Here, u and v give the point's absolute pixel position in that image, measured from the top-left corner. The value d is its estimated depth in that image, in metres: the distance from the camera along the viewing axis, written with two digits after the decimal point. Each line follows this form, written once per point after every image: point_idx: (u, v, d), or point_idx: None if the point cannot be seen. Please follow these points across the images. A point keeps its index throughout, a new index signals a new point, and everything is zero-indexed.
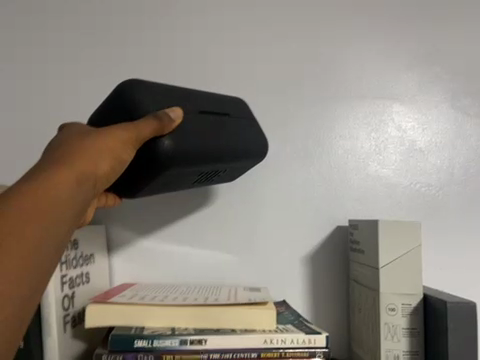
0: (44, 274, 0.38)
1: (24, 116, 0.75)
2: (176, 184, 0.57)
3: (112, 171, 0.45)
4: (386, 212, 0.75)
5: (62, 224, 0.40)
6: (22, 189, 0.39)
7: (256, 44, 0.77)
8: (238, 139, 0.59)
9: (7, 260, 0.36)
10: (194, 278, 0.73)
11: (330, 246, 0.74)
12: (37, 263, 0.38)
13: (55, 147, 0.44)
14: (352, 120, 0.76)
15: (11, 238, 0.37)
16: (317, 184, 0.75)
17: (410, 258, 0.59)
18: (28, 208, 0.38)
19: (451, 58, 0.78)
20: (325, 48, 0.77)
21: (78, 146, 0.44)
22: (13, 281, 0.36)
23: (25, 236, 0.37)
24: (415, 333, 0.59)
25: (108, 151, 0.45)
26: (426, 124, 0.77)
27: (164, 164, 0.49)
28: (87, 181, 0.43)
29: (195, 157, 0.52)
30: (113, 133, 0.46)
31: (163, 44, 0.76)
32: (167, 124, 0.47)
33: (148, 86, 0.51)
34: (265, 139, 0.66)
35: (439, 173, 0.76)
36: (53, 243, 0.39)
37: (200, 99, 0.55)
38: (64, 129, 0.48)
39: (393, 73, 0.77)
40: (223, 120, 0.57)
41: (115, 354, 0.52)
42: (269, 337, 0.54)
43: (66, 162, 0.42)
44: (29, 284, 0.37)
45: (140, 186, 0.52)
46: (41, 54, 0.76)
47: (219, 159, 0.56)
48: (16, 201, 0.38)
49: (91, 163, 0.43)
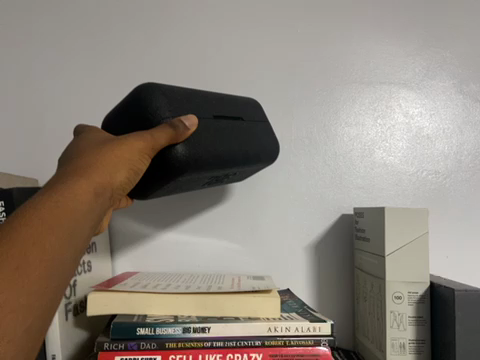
0: (61, 286, 0.37)
1: (22, 104, 0.74)
2: (186, 186, 0.56)
3: (127, 182, 0.46)
4: (392, 200, 0.73)
5: (81, 236, 0.40)
6: (42, 200, 0.38)
7: (258, 27, 0.75)
8: (251, 143, 0.58)
9: (27, 273, 0.35)
10: (197, 267, 0.72)
11: (335, 234, 0.73)
12: (56, 276, 0.37)
13: (73, 158, 0.44)
14: (358, 105, 0.74)
15: (32, 251, 0.35)
16: (322, 172, 0.73)
17: (416, 245, 0.58)
18: (48, 219, 0.37)
19: (458, 41, 0.76)
20: (330, 32, 0.75)
21: (95, 156, 0.44)
22: (33, 296, 0.35)
23: (45, 249, 0.36)
24: (421, 322, 0.58)
25: (125, 162, 0.45)
26: (434, 110, 0.75)
27: (178, 170, 0.48)
28: (104, 193, 0.43)
29: (209, 163, 0.51)
30: (128, 143, 0.45)
31: (163, 28, 0.74)
32: (181, 132, 0.46)
33: (166, 92, 0.49)
34: (277, 145, 0.65)
35: (446, 160, 0.74)
36: (72, 256, 0.39)
37: (215, 104, 0.55)
38: (79, 138, 0.48)
39: (400, 57, 0.75)
40: (237, 125, 0.56)
41: (117, 343, 0.51)
42: (273, 325, 0.53)
43: (84, 173, 0.42)
44: (49, 299, 0.36)
45: (152, 189, 0.51)
46: (39, 38, 0.74)
47: (231, 164, 0.55)
48: (35, 211, 0.37)
49: (109, 175, 0.43)
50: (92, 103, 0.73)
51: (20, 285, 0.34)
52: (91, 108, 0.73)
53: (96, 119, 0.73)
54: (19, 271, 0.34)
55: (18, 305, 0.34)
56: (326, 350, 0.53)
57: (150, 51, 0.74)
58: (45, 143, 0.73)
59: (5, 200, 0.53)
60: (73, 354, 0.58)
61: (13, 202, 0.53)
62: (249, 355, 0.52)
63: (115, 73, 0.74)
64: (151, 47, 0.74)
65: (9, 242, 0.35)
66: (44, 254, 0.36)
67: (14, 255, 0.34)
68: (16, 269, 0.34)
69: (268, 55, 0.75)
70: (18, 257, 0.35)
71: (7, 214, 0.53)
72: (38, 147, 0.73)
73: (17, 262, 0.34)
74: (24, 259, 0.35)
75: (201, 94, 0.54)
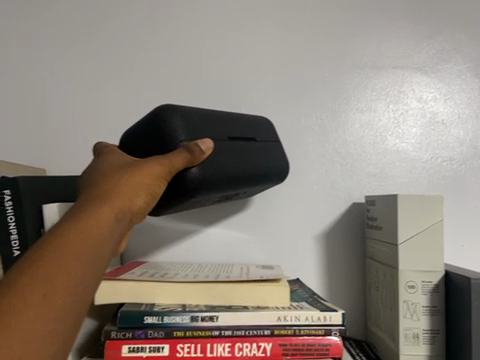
0: (85, 310, 0.36)
1: (27, 94, 0.73)
2: (198, 203, 0.55)
3: (146, 206, 0.44)
4: (404, 189, 0.71)
5: (103, 261, 0.38)
6: (67, 226, 0.38)
7: (265, 10, 0.73)
8: (262, 160, 0.57)
9: (54, 299, 0.34)
10: (205, 257, 0.71)
11: (346, 223, 0.71)
12: (80, 300, 0.35)
13: (95, 180, 0.44)
14: (370, 91, 0.72)
15: (58, 278, 0.35)
16: (333, 160, 0.72)
17: (430, 232, 0.56)
18: (74, 246, 0.37)
19: (475, 20, 0.73)
20: (340, 15, 0.73)
21: (116, 181, 0.43)
22: (59, 321, 0.34)
23: (69, 275, 0.35)
24: (435, 312, 0.56)
25: (144, 185, 0.44)
26: (449, 95, 0.72)
27: (191, 191, 0.47)
28: (125, 217, 0.42)
29: (221, 182, 0.49)
30: (146, 166, 0.44)
31: (169, 14, 0.73)
32: (197, 156, 0.45)
33: (185, 114, 0.48)
34: (286, 160, 0.63)
35: (462, 147, 0.72)
36: (96, 280, 0.37)
37: (229, 125, 0.54)
38: (99, 160, 0.47)
39: (415, 40, 0.73)
40: (249, 146, 0.55)
41: (125, 331, 0.51)
42: (283, 314, 0.52)
43: (106, 199, 0.41)
44: (73, 324, 0.35)
45: (164, 207, 0.50)
46: (45, 27, 0.73)
47: (242, 185, 0.54)
48: (61, 239, 0.37)
49: (129, 199, 0.42)
50: (99, 94, 0.73)
51: (47, 312, 0.33)
52: (99, 98, 0.73)
53: (101, 110, 0.72)
54: (47, 298, 0.33)
55: (45, 331, 0.33)
56: (337, 340, 0.52)
57: (155, 38, 0.73)
58: (51, 133, 0.73)
59: (11, 188, 0.52)
60: (81, 342, 0.58)
61: (19, 191, 0.52)
62: (258, 344, 0.52)
63: (122, 62, 0.73)
64: (156, 35, 0.73)
65: (37, 271, 0.34)
66: (70, 280, 0.35)
67: (41, 283, 0.34)
68: (44, 296, 0.33)
69: (276, 41, 0.73)
70: (46, 283, 0.34)
71: (13, 203, 0.52)
72: (43, 139, 0.73)
73: (45, 289, 0.34)
74: (51, 285, 0.34)
75: (218, 114, 0.53)
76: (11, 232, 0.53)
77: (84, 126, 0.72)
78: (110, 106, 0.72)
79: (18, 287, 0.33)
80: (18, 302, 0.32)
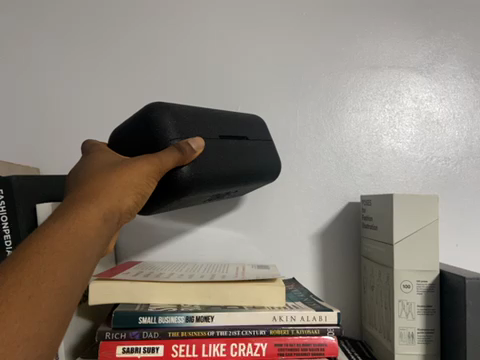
0: (71, 311, 0.36)
1: (21, 91, 0.72)
2: (190, 202, 0.54)
3: (134, 206, 0.44)
4: (399, 189, 0.71)
5: (91, 262, 0.38)
6: (54, 227, 0.37)
7: (262, 9, 0.72)
8: (255, 159, 0.57)
9: (39, 301, 0.33)
10: (201, 256, 0.71)
11: (342, 222, 0.71)
12: (66, 301, 0.35)
13: (83, 180, 0.43)
14: (366, 90, 0.72)
15: (44, 280, 0.34)
16: (328, 160, 0.72)
17: (425, 231, 0.56)
18: (61, 247, 0.36)
19: (471, 21, 0.73)
20: (337, 14, 0.72)
21: (105, 181, 0.42)
22: (44, 323, 0.33)
23: (55, 276, 0.35)
24: (430, 311, 0.57)
25: (133, 185, 0.43)
26: (444, 95, 0.72)
27: (184, 189, 0.47)
28: (113, 218, 0.41)
29: (213, 181, 0.49)
30: (135, 165, 0.44)
31: (165, 12, 0.72)
32: (188, 154, 0.44)
33: (176, 112, 0.48)
34: (277, 159, 0.63)
35: (457, 147, 0.72)
36: (83, 281, 0.37)
37: (222, 124, 0.53)
38: (89, 159, 0.47)
39: (411, 40, 0.73)
40: (242, 144, 0.55)
41: (119, 331, 0.51)
42: (278, 314, 0.52)
43: (94, 199, 0.41)
44: (59, 325, 0.34)
45: (157, 206, 0.49)
46: (39, 24, 0.72)
47: (233, 183, 0.53)
48: (47, 240, 0.36)
49: (117, 199, 0.42)
50: (94, 92, 0.72)
51: (32, 313, 0.33)
52: (94, 97, 0.72)
53: (96, 109, 0.72)
54: (32, 300, 0.33)
55: (32, 332, 0.32)
56: (332, 339, 0.52)
57: (151, 37, 0.72)
58: (45, 131, 0.72)
59: (4, 187, 0.52)
60: (75, 343, 0.57)
61: (12, 190, 0.52)
62: (254, 344, 0.52)
63: (118, 61, 0.72)
64: (152, 34, 0.72)
65: (21, 272, 0.34)
66: (56, 281, 0.35)
67: (26, 284, 0.33)
68: (29, 298, 0.33)
69: (272, 40, 0.72)
70: (32, 284, 0.33)
71: (6, 202, 0.52)
72: (38, 137, 0.72)
73: (30, 291, 0.33)
74: (36, 286, 0.34)
75: (210, 112, 0.53)
76: (4, 232, 0.52)
77: (78, 125, 0.72)
78: (105, 105, 0.72)
79: (2, 288, 0.32)
80: (2, 304, 0.32)
